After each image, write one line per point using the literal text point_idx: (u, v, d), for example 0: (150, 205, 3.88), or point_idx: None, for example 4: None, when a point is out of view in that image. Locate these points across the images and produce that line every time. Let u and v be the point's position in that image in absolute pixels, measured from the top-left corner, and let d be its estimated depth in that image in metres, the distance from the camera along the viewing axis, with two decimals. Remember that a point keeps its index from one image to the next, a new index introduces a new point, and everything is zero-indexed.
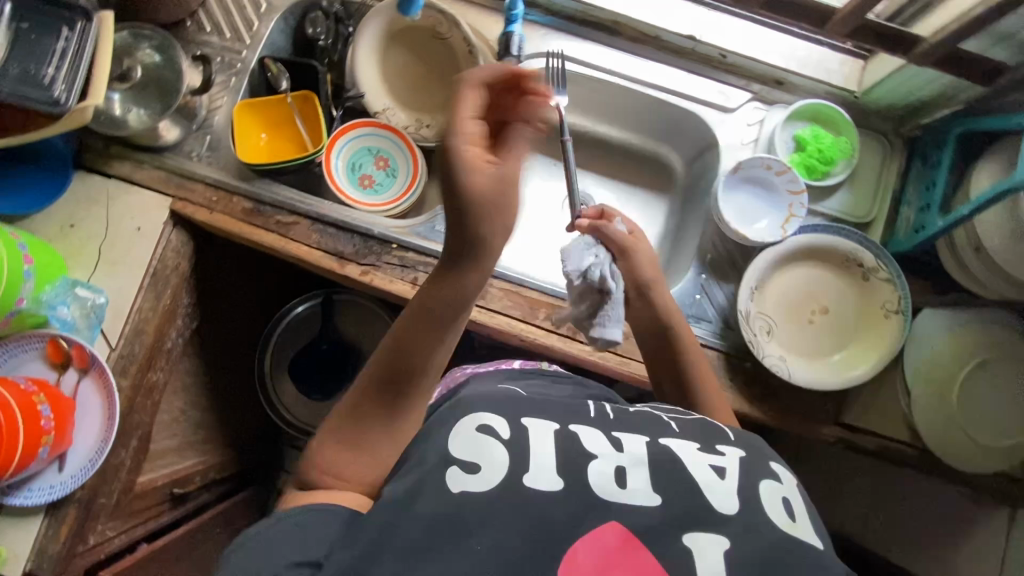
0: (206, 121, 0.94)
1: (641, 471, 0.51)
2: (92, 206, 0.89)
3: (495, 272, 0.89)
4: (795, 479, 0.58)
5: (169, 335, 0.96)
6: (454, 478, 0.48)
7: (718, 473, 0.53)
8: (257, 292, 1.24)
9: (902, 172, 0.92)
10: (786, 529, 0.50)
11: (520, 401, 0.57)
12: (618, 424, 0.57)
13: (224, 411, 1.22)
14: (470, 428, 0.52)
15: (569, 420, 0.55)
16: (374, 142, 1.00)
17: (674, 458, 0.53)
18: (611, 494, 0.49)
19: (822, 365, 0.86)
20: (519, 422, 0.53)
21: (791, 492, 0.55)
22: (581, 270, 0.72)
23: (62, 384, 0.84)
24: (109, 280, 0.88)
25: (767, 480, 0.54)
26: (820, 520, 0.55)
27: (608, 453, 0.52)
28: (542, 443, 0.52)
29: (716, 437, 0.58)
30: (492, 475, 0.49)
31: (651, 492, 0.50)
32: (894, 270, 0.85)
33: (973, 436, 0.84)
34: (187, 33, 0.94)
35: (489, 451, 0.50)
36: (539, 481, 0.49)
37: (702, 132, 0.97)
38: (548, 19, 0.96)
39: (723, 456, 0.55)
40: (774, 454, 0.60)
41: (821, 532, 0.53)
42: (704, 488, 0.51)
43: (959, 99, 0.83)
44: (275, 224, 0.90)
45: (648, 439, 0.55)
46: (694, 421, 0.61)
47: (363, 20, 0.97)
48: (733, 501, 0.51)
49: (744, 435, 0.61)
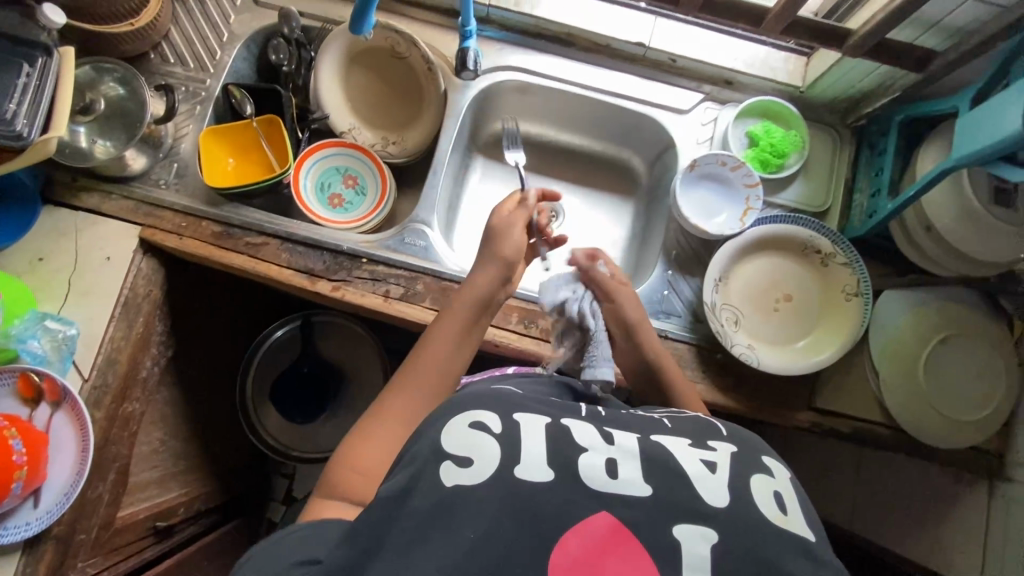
0: (173, 149, 0.95)
1: (633, 463, 0.50)
2: (60, 239, 0.90)
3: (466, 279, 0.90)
4: (790, 475, 0.56)
5: (144, 364, 0.96)
6: (448, 472, 0.47)
7: (710, 466, 0.51)
8: (234, 318, 1.24)
9: (853, 161, 0.96)
10: (775, 521, 0.48)
11: (512, 402, 0.56)
12: (611, 421, 0.56)
13: (206, 440, 1.21)
14: (462, 426, 0.51)
15: (562, 416, 0.55)
16: (342, 161, 1.02)
17: (664, 451, 0.52)
18: (602, 485, 0.48)
19: (788, 351, 0.87)
20: (512, 417, 0.53)
21: (784, 487, 0.53)
22: (556, 304, 0.81)
23: (34, 419, 0.83)
24: (79, 310, 0.88)
25: (759, 475, 0.52)
26: (815, 513, 0.53)
27: (598, 447, 0.51)
28: (532, 438, 0.51)
29: (709, 434, 0.57)
30: (485, 469, 0.48)
31: (642, 483, 0.49)
32: (850, 255, 0.87)
33: (941, 412, 0.86)
34: (150, 65, 0.97)
35: (480, 444, 0.49)
36: (528, 473, 0.48)
37: (659, 134, 1.00)
38: (503, 34, 0.99)
39: (715, 451, 0.54)
40: (769, 450, 0.58)
41: (816, 527, 0.51)
42: (695, 481, 0.49)
43: (896, 87, 0.87)
44: (244, 245, 0.91)
45: (639, 436, 0.54)
46: (689, 420, 0.60)
47: (324, 45, 1.00)
48: (723, 494, 0.49)
49: (737, 431, 0.59)
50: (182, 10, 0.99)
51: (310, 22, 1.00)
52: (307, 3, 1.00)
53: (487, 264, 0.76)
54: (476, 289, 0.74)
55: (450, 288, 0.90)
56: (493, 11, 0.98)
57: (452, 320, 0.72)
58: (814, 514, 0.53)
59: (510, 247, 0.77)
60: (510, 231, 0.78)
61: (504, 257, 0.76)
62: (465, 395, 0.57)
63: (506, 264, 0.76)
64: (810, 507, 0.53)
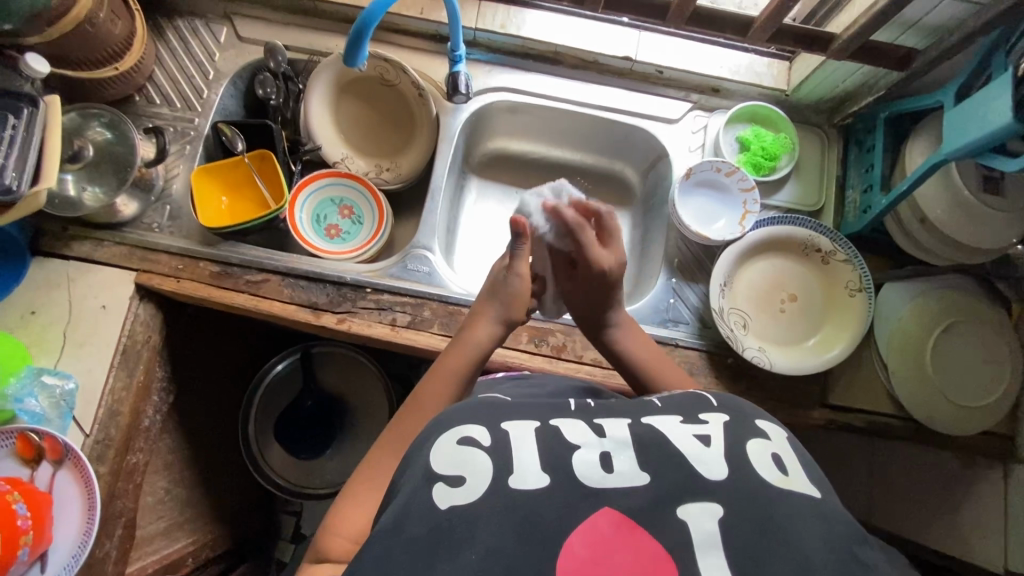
0: (165, 191, 0.93)
1: (626, 454, 0.49)
2: (52, 290, 0.87)
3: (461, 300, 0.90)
4: (787, 433, 0.55)
5: (146, 413, 0.93)
6: (440, 494, 0.46)
7: (704, 440, 0.51)
8: (233, 356, 1.21)
9: (842, 159, 0.98)
10: (779, 484, 0.48)
11: (501, 407, 0.55)
12: (600, 412, 0.55)
13: (210, 483, 1.17)
14: (451, 443, 0.50)
15: (550, 416, 0.54)
16: (337, 192, 1.02)
17: (657, 434, 0.52)
18: (598, 481, 0.47)
19: (800, 351, 0.88)
20: (499, 427, 0.52)
21: (780, 447, 0.52)
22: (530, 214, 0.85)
23: (36, 480, 0.80)
24: (77, 362, 0.85)
25: (753, 439, 0.52)
26: (818, 467, 0.52)
27: (591, 442, 0.51)
28: (523, 444, 0.50)
29: (700, 406, 0.56)
30: (477, 486, 0.47)
31: (638, 471, 0.48)
32: (850, 251, 0.88)
33: (952, 398, 0.87)
34: (136, 107, 0.95)
35: (471, 459, 0.49)
36: (523, 480, 0.47)
37: (651, 144, 1.01)
38: (489, 56, 1.00)
39: (706, 424, 0.53)
40: (764, 414, 0.57)
41: (822, 482, 0.50)
42: (691, 459, 0.49)
43: (879, 86, 0.88)
44: (245, 284, 0.89)
45: (630, 421, 0.54)
46: (679, 397, 0.59)
47: (312, 78, 0.99)
48: (721, 465, 0.48)
49: (726, 399, 0.58)
50: (165, 49, 0.98)
51: (296, 56, 1.00)
52: (292, 37, 1.00)
53: (488, 322, 0.75)
54: (474, 345, 0.72)
55: (457, 312, 0.89)
56: (480, 33, 0.98)
57: (446, 375, 0.70)
58: (818, 470, 0.52)
59: (517, 308, 0.76)
60: (518, 291, 0.76)
61: (505, 314, 0.75)
62: (456, 404, 0.56)
63: (507, 325, 0.76)
64: (815, 467, 0.53)
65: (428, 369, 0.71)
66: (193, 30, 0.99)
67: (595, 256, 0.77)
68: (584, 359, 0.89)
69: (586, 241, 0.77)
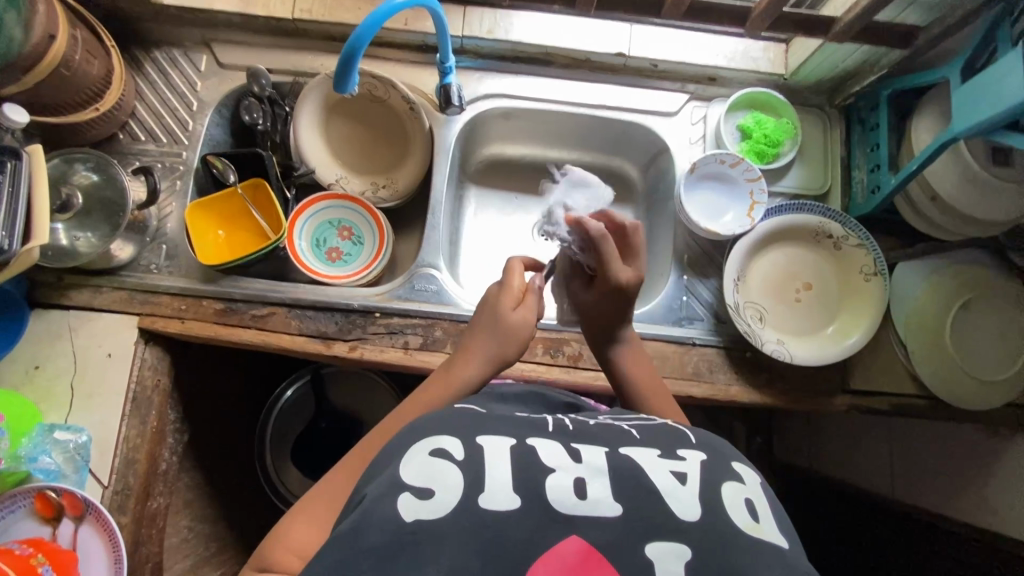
0: (159, 231, 0.91)
1: (601, 480, 0.48)
2: (54, 343, 0.85)
3: (457, 315, 0.88)
4: (760, 479, 0.55)
5: (162, 456, 0.92)
6: (407, 506, 0.45)
7: (679, 478, 0.50)
8: (243, 385, 1.19)
9: (845, 138, 0.96)
10: (750, 532, 0.47)
11: (472, 419, 0.53)
12: (579, 436, 0.54)
13: (233, 514, 1.17)
14: (424, 453, 0.49)
15: (526, 434, 0.52)
16: (335, 214, 1.00)
17: (634, 465, 0.50)
18: (571, 507, 0.46)
19: (816, 339, 0.87)
20: (473, 441, 0.50)
21: (754, 493, 0.51)
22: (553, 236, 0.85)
23: (59, 537, 0.78)
24: (88, 414, 0.84)
25: (729, 482, 0.51)
26: (785, 514, 0.52)
27: (566, 466, 0.49)
28: (495, 460, 0.49)
29: (678, 442, 0.55)
30: (446, 502, 0.45)
31: (612, 501, 0.47)
32: (863, 235, 0.87)
33: (973, 374, 0.86)
34: (121, 145, 0.93)
35: (443, 473, 0.47)
36: (494, 501, 0.46)
37: (651, 139, 1.00)
38: (479, 63, 0.97)
39: (684, 461, 0.52)
40: (738, 455, 0.56)
41: (789, 532, 0.50)
42: (666, 495, 0.48)
43: (881, 64, 0.86)
44: (251, 319, 0.87)
45: (607, 449, 0.52)
46: (653, 428, 0.58)
47: (300, 99, 0.96)
48: (695, 506, 0.47)
49: (706, 438, 0.57)
50: (144, 82, 0.95)
51: (281, 78, 0.97)
52: (273, 59, 0.97)
53: (482, 359, 0.70)
54: (461, 381, 0.69)
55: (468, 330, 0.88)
56: (467, 41, 0.95)
57: (421, 406, 0.66)
58: (784, 514, 0.52)
59: (512, 346, 0.72)
60: (515, 326, 0.72)
61: (503, 355, 0.72)
62: (437, 415, 0.55)
63: (501, 364, 0.72)
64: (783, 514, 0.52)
65: (405, 399, 0.67)
66: (172, 60, 0.96)
67: (615, 273, 0.73)
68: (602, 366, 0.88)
69: (609, 255, 0.73)
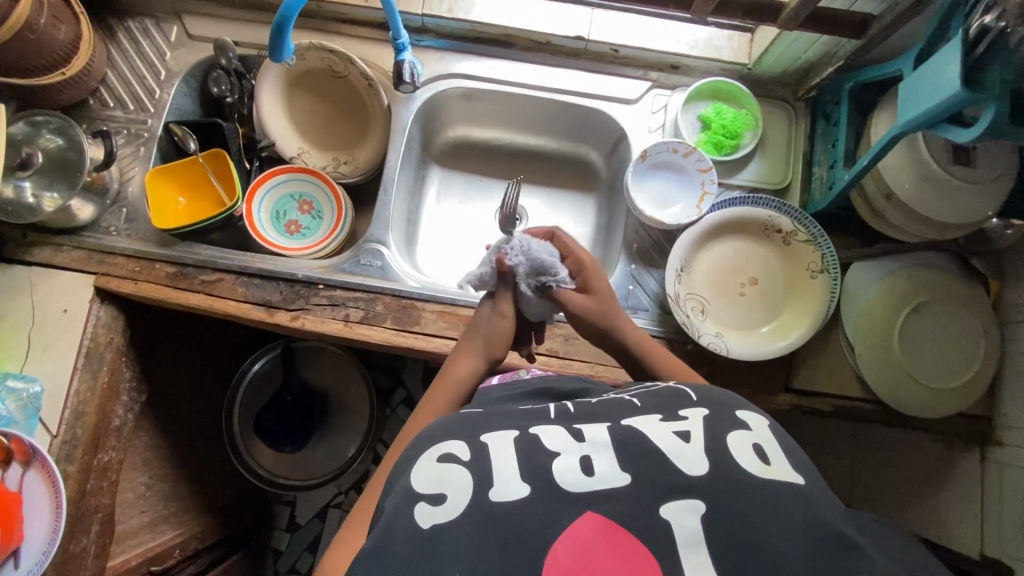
0: (121, 194, 0.95)
1: (607, 454, 0.48)
2: (15, 297, 0.89)
3: (401, 291, 0.89)
4: (769, 421, 0.54)
5: (115, 413, 0.95)
6: (423, 514, 0.45)
7: (683, 437, 0.49)
8: (213, 352, 1.22)
9: (810, 133, 0.94)
10: (762, 475, 0.47)
11: (480, 420, 0.54)
12: (581, 417, 0.54)
13: (199, 477, 1.19)
14: (433, 461, 0.49)
15: (529, 424, 0.52)
16: (295, 187, 1.01)
17: (637, 432, 0.50)
18: (580, 486, 0.46)
19: (752, 336, 0.86)
20: (478, 442, 0.50)
21: (762, 436, 0.51)
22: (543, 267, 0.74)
23: (7, 479, 0.82)
24: (41, 366, 0.87)
25: (733, 431, 0.51)
26: (798, 448, 0.51)
27: (569, 448, 0.49)
28: (502, 454, 0.49)
29: (679, 402, 0.55)
30: (460, 500, 0.46)
31: (619, 471, 0.47)
32: (813, 232, 0.85)
33: (923, 382, 0.83)
34: (91, 111, 0.96)
35: (452, 476, 0.48)
36: (503, 493, 0.46)
37: (611, 127, 0.99)
38: (441, 43, 0.97)
39: (686, 420, 0.52)
40: (744, 403, 0.56)
41: (807, 470, 0.49)
42: (671, 455, 0.48)
43: (839, 56, 0.84)
44: (200, 284, 0.90)
45: (609, 422, 0.52)
46: (658, 391, 0.58)
47: (261, 73, 0.98)
48: (702, 461, 0.47)
49: (706, 392, 0.57)
50: (116, 51, 0.98)
51: (246, 51, 1.00)
52: (240, 32, 0.99)
53: (474, 356, 0.73)
54: (457, 380, 0.71)
55: (410, 305, 0.89)
56: (428, 20, 0.96)
57: (429, 413, 0.67)
58: (800, 453, 0.51)
59: (498, 342, 0.74)
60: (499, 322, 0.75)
61: (490, 348, 0.73)
62: (433, 424, 0.54)
63: (491, 358, 0.73)
64: (796, 449, 0.52)
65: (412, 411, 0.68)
66: (143, 30, 0.98)
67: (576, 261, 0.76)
68: (539, 349, 0.87)
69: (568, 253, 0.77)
